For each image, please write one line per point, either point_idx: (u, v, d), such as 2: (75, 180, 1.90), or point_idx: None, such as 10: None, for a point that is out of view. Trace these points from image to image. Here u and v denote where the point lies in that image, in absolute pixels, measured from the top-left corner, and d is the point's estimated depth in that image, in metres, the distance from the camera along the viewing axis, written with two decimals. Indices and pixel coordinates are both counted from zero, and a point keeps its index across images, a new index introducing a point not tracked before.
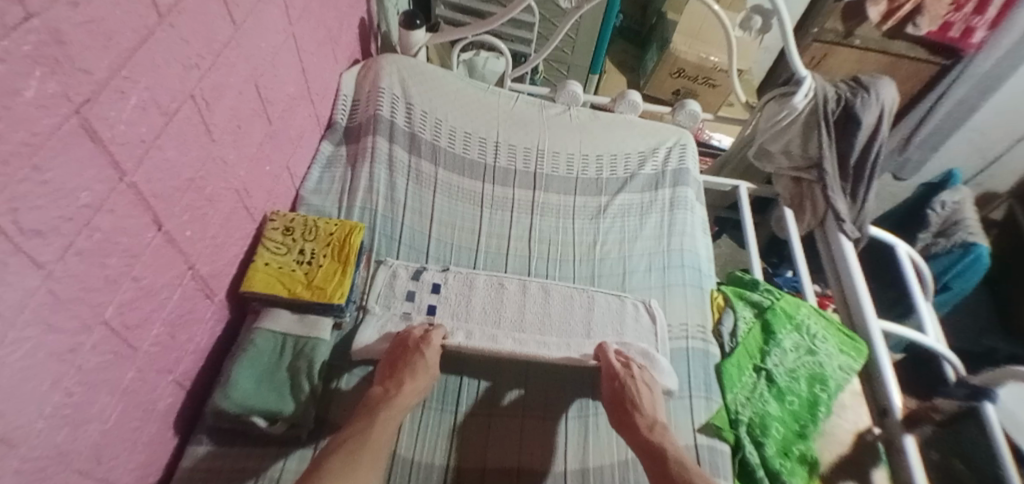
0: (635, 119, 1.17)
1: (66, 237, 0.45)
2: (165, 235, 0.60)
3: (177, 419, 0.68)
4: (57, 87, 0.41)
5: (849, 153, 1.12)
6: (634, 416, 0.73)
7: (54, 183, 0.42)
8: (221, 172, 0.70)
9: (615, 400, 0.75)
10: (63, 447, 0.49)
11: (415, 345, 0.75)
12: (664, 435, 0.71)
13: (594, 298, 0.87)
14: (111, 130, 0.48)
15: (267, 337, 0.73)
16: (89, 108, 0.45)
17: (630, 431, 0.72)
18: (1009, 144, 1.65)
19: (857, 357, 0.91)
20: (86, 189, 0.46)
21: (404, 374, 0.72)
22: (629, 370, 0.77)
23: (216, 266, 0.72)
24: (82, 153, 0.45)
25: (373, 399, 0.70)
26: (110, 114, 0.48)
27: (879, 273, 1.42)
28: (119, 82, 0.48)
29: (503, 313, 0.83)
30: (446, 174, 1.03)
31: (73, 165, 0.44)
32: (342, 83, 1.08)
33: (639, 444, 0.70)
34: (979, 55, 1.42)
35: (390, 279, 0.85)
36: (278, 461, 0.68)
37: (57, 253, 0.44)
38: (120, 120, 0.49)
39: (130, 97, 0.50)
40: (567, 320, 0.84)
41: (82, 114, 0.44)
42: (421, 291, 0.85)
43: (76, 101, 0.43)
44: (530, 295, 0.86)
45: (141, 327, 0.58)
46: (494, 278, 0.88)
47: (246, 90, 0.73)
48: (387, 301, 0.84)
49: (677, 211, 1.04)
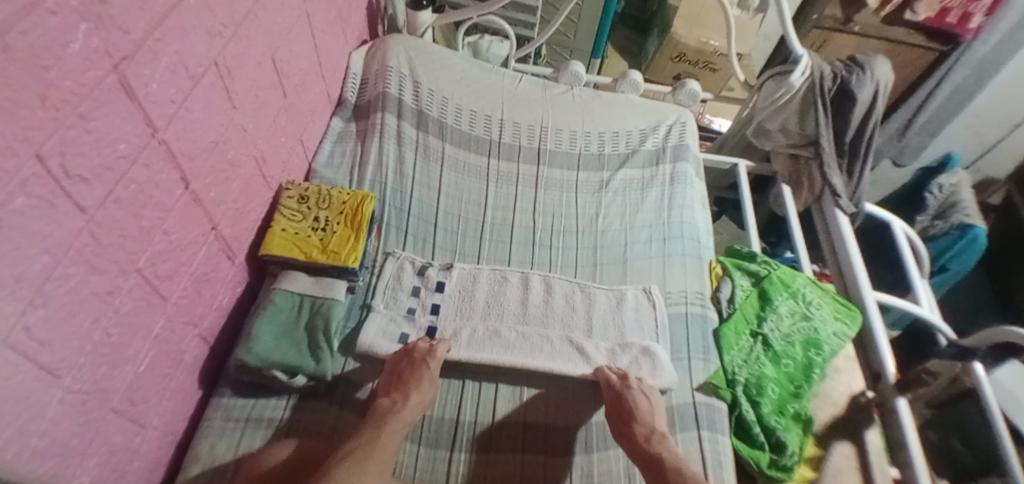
0: (636, 98, 1.21)
1: (107, 185, 0.49)
2: (192, 194, 0.64)
3: (201, 372, 0.73)
4: (100, 43, 0.44)
5: (845, 131, 1.14)
6: (632, 427, 0.72)
7: (98, 132, 0.46)
8: (242, 138, 0.74)
9: (615, 412, 0.74)
10: (103, 383, 0.53)
11: (420, 359, 0.75)
12: (662, 443, 0.70)
13: (594, 295, 0.89)
14: (145, 88, 0.52)
15: (286, 297, 0.77)
16: (128, 65, 0.49)
17: (629, 441, 0.71)
18: (1008, 130, 1.66)
19: (851, 323, 0.94)
20: (124, 141, 0.50)
21: (410, 385, 0.72)
22: (626, 381, 0.76)
23: (237, 229, 0.76)
24: (121, 108, 0.49)
25: (380, 410, 0.69)
26: (145, 73, 0.51)
27: (876, 251, 1.45)
28: (153, 43, 0.52)
29: (506, 308, 0.86)
30: (452, 149, 1.06)
31: (114, 118, 0.48)
32: (352, 62, 1.12)
33: (637, 455, 0.69)
34: (977, 40, 1.39)
35: (397, 271, 0.88)
36: (297, 412, 0.72)
37: (99, 199, 0.48)
38: (153, 80, 0.53)
39: (162, 57, 0.54)
40: (570, 314, 0.86)
41: (120, 70, 0.48)
42: (427, 287, 0.87)
43: (115, 58, 0.47)
44: (532, 291, 0.88)
45: (170, 280, 0.62)
46: (497, 271, 0.90)
47: (264, 61, 0.77)
48: (393, 294, 0.85)
49: (677, 185, 1.07)
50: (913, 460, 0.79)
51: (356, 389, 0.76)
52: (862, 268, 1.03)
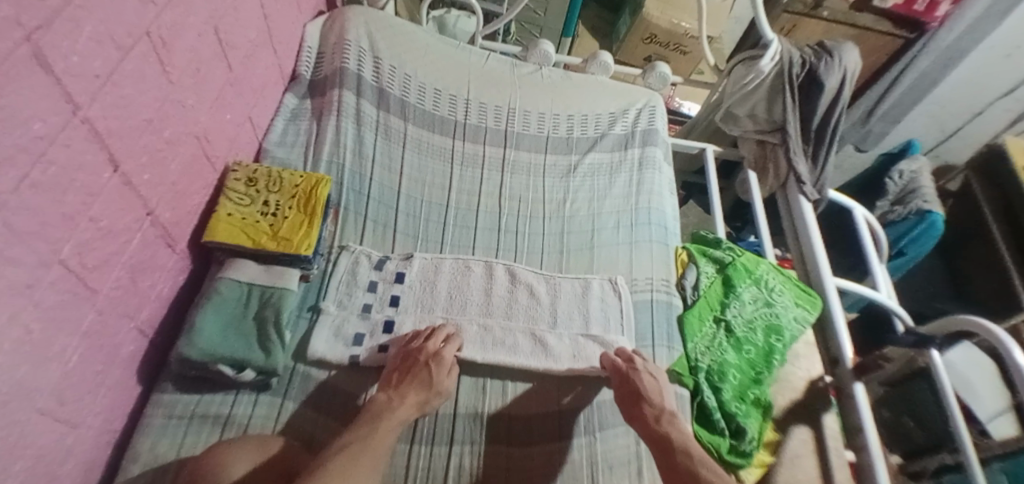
0: (606, 79, 1.18)
1: (21, 168, 0.43)
2: (122, 176, 0.58)
3: (140, 366, 0.68)
4: (10, 10, 0.39)
5: (812, 117, 1.14)
6: (641, 407, 0.71)
7: (10, 110, 0.41)
8: (181, 115, 0.68)
9: (625, 393, 0.73)
10: (25, 383, 0.49)
11: (423, 362, 0.70)
12: (672, 424, 0.69)
13: (560, 285, 0.88)
14: (65, 60, 0.46)
15: (232, 287, 0.72)
16: (43, 35, 0.43)
17: (640, 422, 0.70)
18: (969, 118, 1.73)
19: (812, 309, 0.94)
20: (39, 119, 0.45)
21: (409, 386, 0.68)
22: (633, 364, 0.75)
23: (177, 214, 0.71)
24: (36, 83, 0.43)
25: (375, 408, 0.65)
26: (63, 44, 0.46)
27: (837, 239, 1.49)
28: (72, 11, 0.46)
29: (470, 297, 0.84)
30: (416, 130, 1.02)
31: (27, 94, 0.42)
32: (307, 34, 1.05)
33: (646, 433, 0.69)
34: (942, 30, 1.41)
35: (351, 267, 0.83)
36: (246, 408, 0.68)
37: (13, 184, 0.42)
38: (74, 52, 0.47)
39: (84, 27, 0.48)
40: (534, 305, 0.85)
41: (34, 41, 0.42)
42: (385, 280, 0.84)
43: (28, 27, 0.41)
44: (496, 281, 0.86)
45: (101, 270, 0.57)
46: (460, 260, 0.88)
47: (207, 32, 0.71)
48: (349, 291, 0.82)
49: (646, 170, 1.06)
50: (869, 444, 0.81)
51: (313, 377, 0.73)
52: (822, 253, 1.04)
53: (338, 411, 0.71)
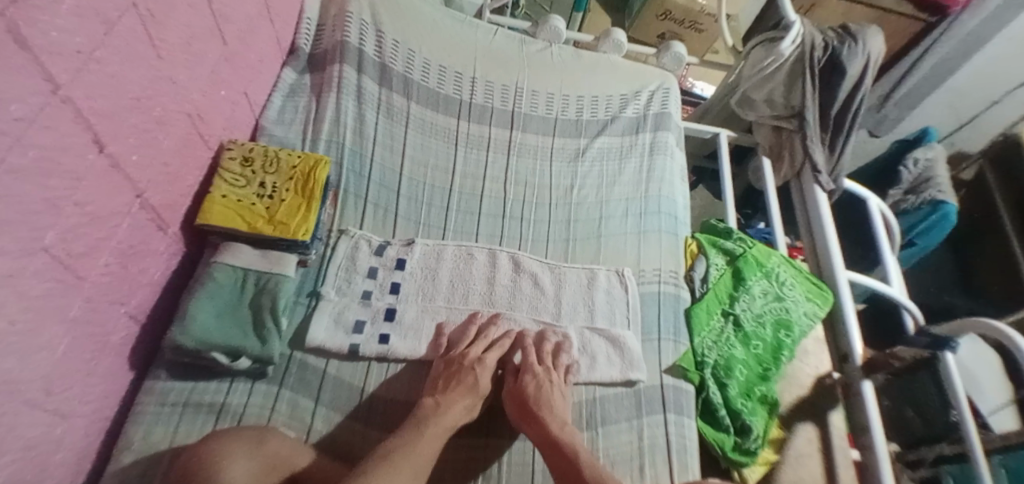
0: (618, 59, 1.13)
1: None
2: (109, 158, 0.55)
3: (133, 352, 0.66)
4: None
5: (832, 104, 1.09)
6: (541, 416, 0.67)
7: None
8: (172, 93, 0.65)
9: (519, 399, 0.70)
10: (11, 376, 0.47)
11: (468, 367, 0.70)
12: (573, 435, 0.66)
13: (566, 275, 0.85)
14: (43, 37, 0.42)
15: (227, 272, 0.70)
16: (17, 9, 0.39)
17: (532, 427, 0.67)
18: (985, 106, 1.65)
19: (823, 304, 0.91)
20: (17, 101, 0.41)
21: (454, 389, 0.68)
22: (550, 372, 0.72)
23: (169, 196, 0.68)
24: (13, 61, 0.40)
25: (422, 413, 0.64)
26: (40, 18, 0.42)
27: (849, 228, 1.46)
28: None
29: (472, 287, 0.82)
30: (419, 109, 0.97)
31: (2, 74, 0.39)
32: (306, 5, 1.00)
33: (543, 440, 0.65)
34: (965, 14, 1.33)
35: (351, 252, 0.81)
36: (241, 397, 0.66)
37: None
38: (53, 26, 0.43)
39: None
40: (539, 295, 0.83)
41: (8, 16, 0.38)
42: (385, 266, 0.81)
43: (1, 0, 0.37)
44: (499, 269, 0.84)
45: (89, 257, 0.55)
46: (463, 248, 0.85)
47: (198, 4, 0.66)
48: (348, 276, 0.79)
49: (657, 156, 1.02)
50: (875, 445, 0.79)
51: (311, 364, 0.71)
52: (836, 246, 1.01)
53: (335, 399, 0.69)
